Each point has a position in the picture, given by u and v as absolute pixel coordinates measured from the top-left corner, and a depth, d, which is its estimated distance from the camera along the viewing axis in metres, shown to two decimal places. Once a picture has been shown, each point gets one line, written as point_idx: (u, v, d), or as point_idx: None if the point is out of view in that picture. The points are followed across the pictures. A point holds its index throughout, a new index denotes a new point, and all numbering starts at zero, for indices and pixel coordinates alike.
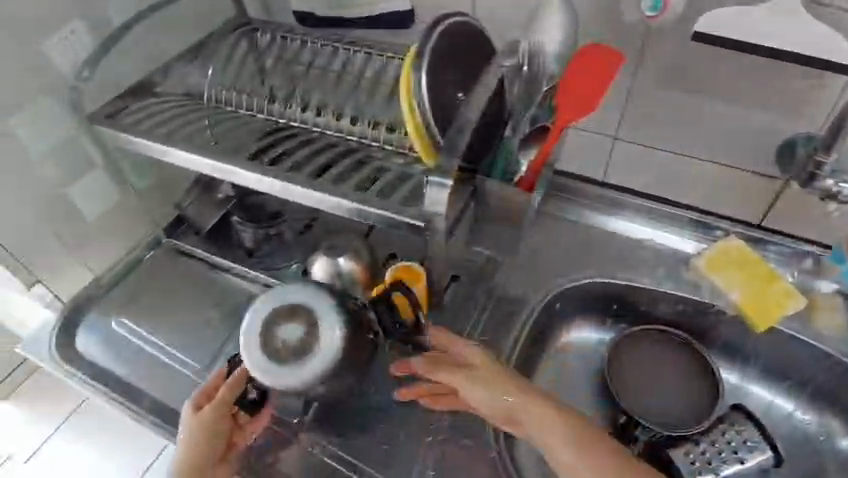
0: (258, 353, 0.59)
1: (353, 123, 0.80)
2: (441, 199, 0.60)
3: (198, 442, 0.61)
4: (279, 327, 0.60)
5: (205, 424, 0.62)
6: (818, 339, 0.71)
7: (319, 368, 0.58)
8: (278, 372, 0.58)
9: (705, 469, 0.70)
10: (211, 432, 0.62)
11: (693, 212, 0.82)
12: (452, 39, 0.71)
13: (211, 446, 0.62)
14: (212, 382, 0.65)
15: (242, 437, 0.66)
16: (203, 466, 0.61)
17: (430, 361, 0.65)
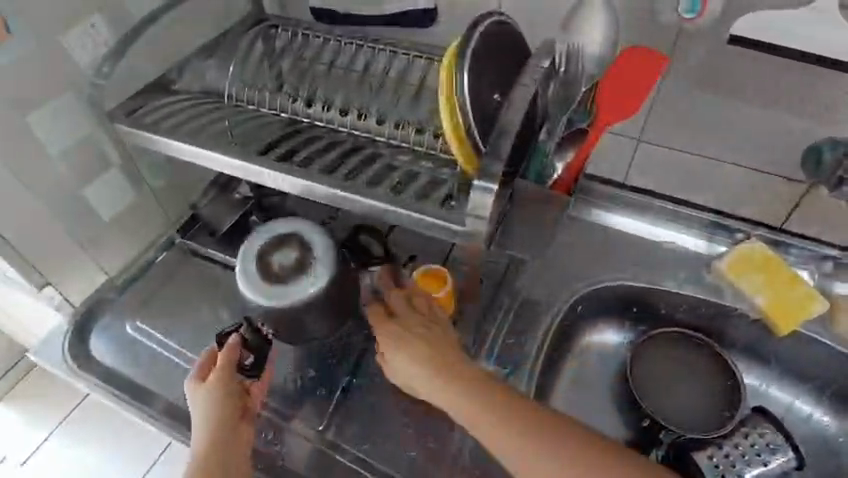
0: (256, 280, 0.59)
1: (380, 123, 0.71)
2: (486, 205, 0.49)
3: (211, 412, 0.58)
4: (272, 252, 0.60)
5: (214, 393, 0.58)
6: (840, 342, 0.71)
7: (319, 283, 0.58)
8: (283, 291, 0.58)
9: (728, 472, 0.68)
10: (220, 399, 0.58)
11: (718, 217, 0.80)
12: (501, 29, 0.57)
13: (223, 413, 0.58)
14: (205, 356, 0.61)
15: (255, 400, 0.62)
16: (225, 434, 0.57)
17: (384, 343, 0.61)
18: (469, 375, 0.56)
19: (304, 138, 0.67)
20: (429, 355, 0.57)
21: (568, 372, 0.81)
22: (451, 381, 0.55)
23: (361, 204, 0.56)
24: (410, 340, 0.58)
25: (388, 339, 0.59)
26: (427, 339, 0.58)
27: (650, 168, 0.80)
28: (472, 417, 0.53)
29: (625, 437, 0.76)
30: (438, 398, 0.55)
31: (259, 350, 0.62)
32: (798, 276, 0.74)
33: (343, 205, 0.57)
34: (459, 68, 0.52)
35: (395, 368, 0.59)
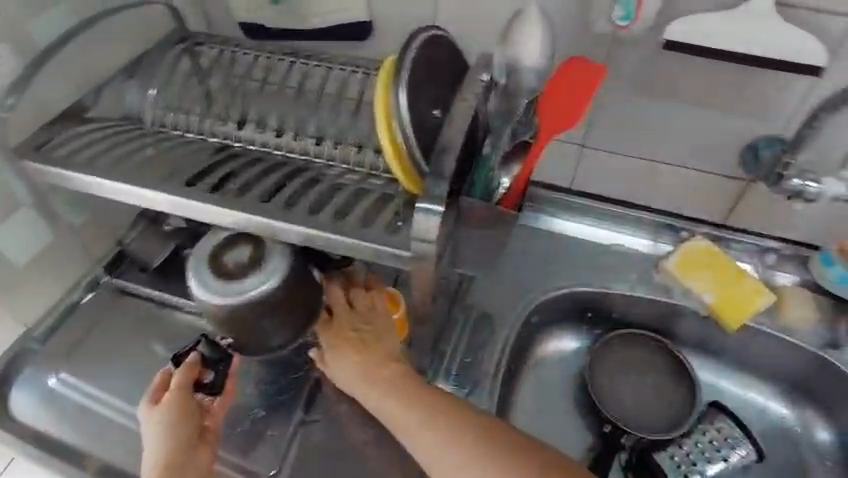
0: (205, 282, 0.53)
1: (319, 145, 0.67)
2: (431, 228, 0.47)
3: (168, 432, 0.57)
4: (225, 253, 0.55)
5: (171, 413, 0.57)
6: (787, 333, 0.73)
7: (274, 278, 0.53)
8: (235, 288, 0.52)
9: (691, 471, 0.69)
10: (178, 418, 0.57)
11: (664, 217, 0.80)
12: (437, 43, 0.55)
13: (181, 432, 0.57)
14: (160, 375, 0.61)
15: (213, 419, 0.61)
16: (184, 454, 0.57)
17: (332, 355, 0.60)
18: (414, 388, 0.56)
19: (238, 163, 0.63)
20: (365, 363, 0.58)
21: (529, 384, 0.80)
22: (390, 392, 0.57)
23: (300, 233, 0.52)
24: (349, 344, 0.59)
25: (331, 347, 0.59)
26: (365, 345, 0.59)
27: (595, 173, 0.80)
28: (417, 434, 0.54)
29: (590, 444, 0.76)
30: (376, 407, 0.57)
31: (219, 366, 0.62)
32: (744, 272, 0.75)
33: (281, 235, 0.53)
34: (397, 83, 0.50)
35: (334, 372, 0.60)
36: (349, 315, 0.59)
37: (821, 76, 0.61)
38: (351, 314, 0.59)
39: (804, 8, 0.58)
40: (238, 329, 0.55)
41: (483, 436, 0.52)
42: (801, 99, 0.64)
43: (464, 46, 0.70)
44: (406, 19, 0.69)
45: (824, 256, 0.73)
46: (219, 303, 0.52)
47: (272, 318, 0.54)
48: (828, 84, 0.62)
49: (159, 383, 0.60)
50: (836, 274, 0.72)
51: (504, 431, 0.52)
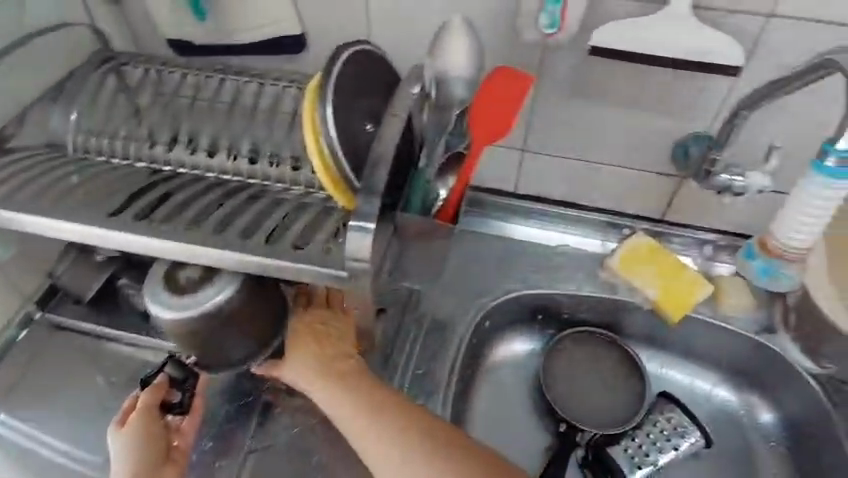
0: (162, 298, 0.54)
1: (253, 163, 0.66)
2: (365, 246, 0.47)
3: (132, 454, 0.58)
4: (179, 271, 0.56)
5: (136, 434, 0.59)
6: (728, 322, 0.75)
7: (229, 289, 0.54)
8: (190, 301, 0.53)
9: (644, 462, 0.72)
10: (142, 440, 0.59)
11: (605, 215, 0.83)
12: (365, 57, 0.54)
13: (146, 454, 0.59)
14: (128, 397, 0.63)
15: (182, 438, 0.63)
16: (151, 475, 0.59)
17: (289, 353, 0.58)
18: (378, 390, 0.56)
19: (170, 186, 0.61)
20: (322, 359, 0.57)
21: (485, 388, 0.81)
22: (344, 389, 0.56)
23: (233, 258, 0.51)
24: (313, 338, 0.58)
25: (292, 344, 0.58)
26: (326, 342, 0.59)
27: (537, 176, 0.82)
28: (372, 435, 0.53)
29: (546, 444, 0.77)
30: (329, 405, 0.56)
31: (185, 386, 0.64)
32: (683, 265, 0.77)
33: (213, 262, 0.52)
34: (323, 100, 0.49)
35: (288, 370, 0.58)
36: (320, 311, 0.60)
37: (740, 74, 0.63)
38: (324, 311, 0.60)
39: (723, 11, 0.60)
40: (202, 344, 0.55)
41: (448, 441, 0.52)
42: (725, 98, 0.67)
43: (398, 58, 0.70)
44: (339, 32, 0.69)
45: (747, 248, 0.73)
46: (175, 317, 0.53)
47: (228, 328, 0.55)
48: (748, 81, 0.65)
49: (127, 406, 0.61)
50: (758, 266, 0.72)
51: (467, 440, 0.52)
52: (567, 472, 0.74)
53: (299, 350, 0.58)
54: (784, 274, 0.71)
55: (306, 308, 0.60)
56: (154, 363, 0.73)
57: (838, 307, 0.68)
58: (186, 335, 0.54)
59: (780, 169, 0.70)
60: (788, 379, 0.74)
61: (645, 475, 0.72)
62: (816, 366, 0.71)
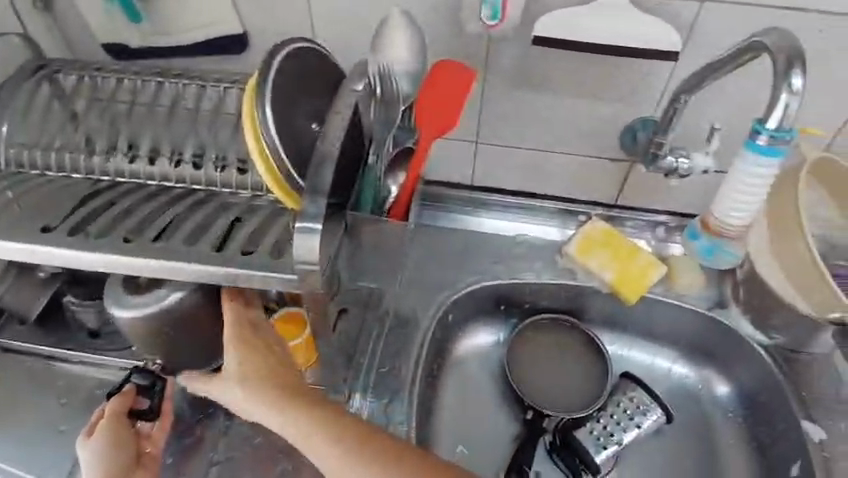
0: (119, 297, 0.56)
1: (196, 168, 0.64)
2: (314, 248, 0.46)
3: (100, 462, 0.58)
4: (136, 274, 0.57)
5: (104, 442, 0.59)
6: (681, 299, 0.77)
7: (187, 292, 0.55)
8: (154, 298, 0.55)
9: (609, 442, 0.74)
10: (111, 448, 0.59)
11: (561, 203, 0.84)
12: (305, 55, 0.53)
13: (115, 461, 0.59)
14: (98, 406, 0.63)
15: (153, 444, 0.63)
16: None
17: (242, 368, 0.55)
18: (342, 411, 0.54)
19: (111, 196, 0.60)
20: (274, 383, 0.55)
21: (451, 382, 0.81)
22: (304, 411, 0.53)
23: (176, 267, 0.50)
24: (265, 361, 0.55)
25: (245, 359, 0.55)
26: (278, 365, 0.56)
27: (491, 168, 0.82)
28: (335, 461, 0.51)
29: (513, 432, 0.78)
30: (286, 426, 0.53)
31: (153, 392, 0.63)
32: (638, 247, 0.78)
33: (157, 272, 0.51)
34: (262, 101, 0.49)
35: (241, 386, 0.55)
36: (268, 331, 0.57)
37: (678, 58, 0.65)
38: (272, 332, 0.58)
39: None
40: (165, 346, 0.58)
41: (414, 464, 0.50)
42: (667, 82, 0.68)
43: (343, 54, 0.69)
44: (280, 29, 0.67)
45: (690, 229, 0.74)
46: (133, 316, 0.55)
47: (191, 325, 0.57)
48: (686, 65, 0.66)
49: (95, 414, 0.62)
50: (701, 246, 0.73)
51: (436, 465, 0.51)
52: (535, 457, 0.75)
53: (253, 366, 0.55)
54: (727, 251, 0.72)
55: (252, 329, 0.56)
56: (108, 380, 0.70)
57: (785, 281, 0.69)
58: (145, 331, 0.56)
59: (721, 149, 0.72)
60: (740, 352, 0.76)
61: (611, 454, 0.74)
62: (766, 338, 0.74)
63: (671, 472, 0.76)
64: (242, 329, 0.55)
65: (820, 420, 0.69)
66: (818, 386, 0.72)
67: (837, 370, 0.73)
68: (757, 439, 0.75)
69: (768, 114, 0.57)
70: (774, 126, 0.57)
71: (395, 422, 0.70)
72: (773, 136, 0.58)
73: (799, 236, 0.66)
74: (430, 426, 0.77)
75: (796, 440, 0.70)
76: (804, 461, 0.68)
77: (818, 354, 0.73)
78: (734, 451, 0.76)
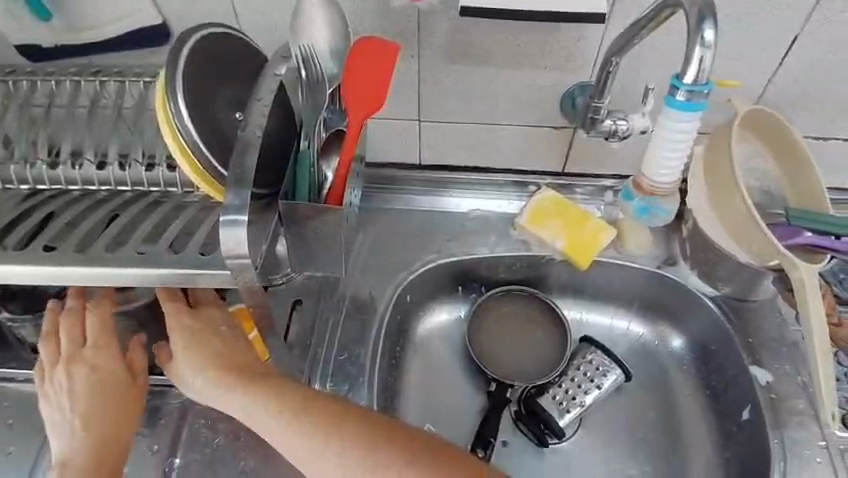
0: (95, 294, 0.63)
1: (122, 169, 0.61)
2: (241, 239, 0.45)
3: (109, 406, 0.58)
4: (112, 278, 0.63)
5: (123, 386, 0.59)
6: (632, 259, 0.79)
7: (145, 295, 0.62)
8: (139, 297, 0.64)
9: (572, 406, 0.75)
10: (123, 395, 0.59)
11: (511, 175, 0.84)
12: (217, 45, 0.52)
13: (124, 404, 0.58)
14: (101, 341, 0.58)
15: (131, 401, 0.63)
16: (116, 427, 0.58)
17: (190, 350, 0.56)
18: (293, 388, 0.54)
19: (30, 205, 0.57)
20: (222, 367, 0.55)
21: (414, 362, 0.81)
22: (255, 390, 0.53)
23: (94, 274, 0.49)
24: (208, 343, 0.56)
25: (185, 344, 0.56)
26: (228, 345, 0.57)
27: (438, 146, 0.81)
28: (290, 441, 0.51)
29: (480, 405, 0.79)
30: (239, 408, 0.53)
31: None
32: (587, 214, 0.79)
33: (75, 280, 0.49)
34: (171, 94, 0.48)
35: (187, 379, 0.56)
36: (211, 315, 0.58)
37: (607, 21, 0.65)
38: (213, 311, 0.58)
39: None
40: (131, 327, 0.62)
41: (371, 426, 0.50)
42: (600, 46, 0.68)
43: (269, 40, 0.66)
44: (200, 16, 0.64)
45: (624, 190, 0.73)
46: None
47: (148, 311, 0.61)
48: (616, 27, 0.66)
49: (112, 355, 0.59)
50: (636, 206, 0.72)
51: (394, 427, 0.51)
52: (501, 427, 0.76)
53: (201, 350, 0.56)
54: (660, 208, 0.72)
55: (191, 313, 0.58)
56: None
57: (711, 218, 0.71)
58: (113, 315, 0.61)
59: (658, 109, 0.73)
60: (690, 303, 0.78)
61: (574, 417, 0.75)
62: (714, 289, 0.76)
63: (633, 428, 0.77)
64: (181, 312, 0.57)
65: (767, 364, 0.71)
66: (764, 330, 0.74)
67: (780, 313, 0.75)
68: (711, 387, 0.76)
69: (685, 71, 0.57)
70: (690, 82, 0.58)
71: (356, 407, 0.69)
72: (690, 91, 0.58)
73: (730, 176, 0.67)
74: (395, 407, 0.77)
75: (744, 384, 0.72)
76: (753, 404, 0.70)
77: (762, 301, 0.75)
78: (691, 401, 0.77)
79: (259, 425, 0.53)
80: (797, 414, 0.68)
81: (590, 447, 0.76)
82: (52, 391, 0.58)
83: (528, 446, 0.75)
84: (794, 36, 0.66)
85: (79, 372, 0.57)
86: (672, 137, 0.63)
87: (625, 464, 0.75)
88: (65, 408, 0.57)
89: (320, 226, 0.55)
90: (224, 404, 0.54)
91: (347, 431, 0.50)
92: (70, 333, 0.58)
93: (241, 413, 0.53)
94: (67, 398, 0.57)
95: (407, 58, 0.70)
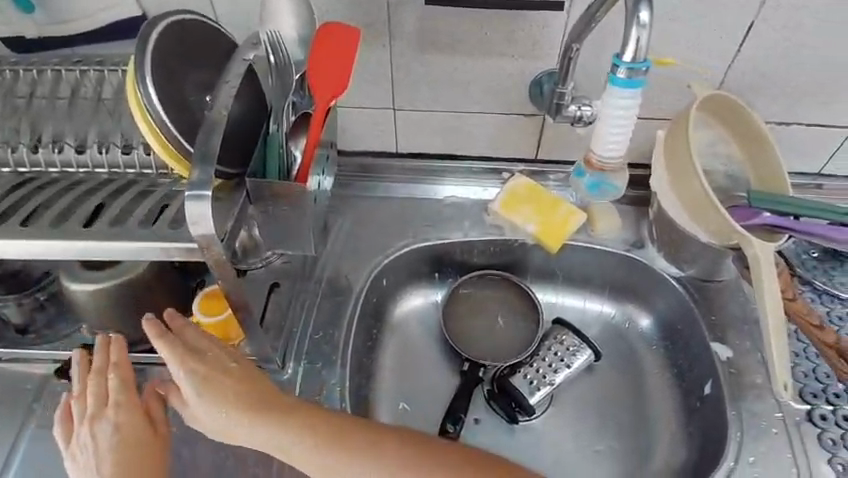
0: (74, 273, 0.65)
1: (101, 153, 0.64)
2: (203, 212, 0.47)
3: (136, 461, 0.54)
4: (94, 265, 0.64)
5: (150, 440, 0.56)
6: (601, 242, 0.81)
7: (121, 276, 0.63)
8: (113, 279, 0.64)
9: (542, 384, 0.77)
10: (152, 448, 0.56)
11: (485, 163, 0.86)
12: (185, 32, 0.55)
13: (154, 459, 0.55)
14: (121, 397, 0.56)
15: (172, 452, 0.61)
16: None
17: (201, 392, 0.52)
18: (309, 411, 0.54)
19: (10, 187, 0.60)
20: (236, 402, 0.53)
21: (391, 344, 0.83)
22: (291, 426, 0.52)
23: (67, 248, 0.51)
24: (218, 383, 0.53)
25: (195, 389, 0.52)
26: (237, 380, 0.54)
27: (413, 134, 0.83)
28: (316, 462, 0.52)
29: (454, 385, 0.81)
30: (272, 444, 0.52)
31: None
32: (559, 199, 0.81)
33: (49, 255, 0.52)
34: (139, 78, 0.50)
35: (203, 422, 0.53)
36: (216, 352, 0.55)
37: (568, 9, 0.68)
38: (217, 349, 0.55)
39: None
40: (110, 307, 0.65)
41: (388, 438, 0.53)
42: (563, 34, 0.70)
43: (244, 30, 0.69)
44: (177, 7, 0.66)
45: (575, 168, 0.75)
46: (80, 292, 0.64)
47: (126, 292, 0.64)
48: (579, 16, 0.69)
49: (133, 411, 0.56)
50: (587, 183, 0.74)
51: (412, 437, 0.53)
52: (473, 405, 0.78)
53: (212, 391, 0.52)
54: (609, 185, 0.74)
55: (194, 354, 0.54)
56: (35, 373, 0.70)
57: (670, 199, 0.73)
58: (92, 294, 0.63)
59: None
60: (658, 283, 0.80)
61: (545, 395, 0.77)
62: (679, 271, 0.79)
63: (602, 405, 0.79)
64: (183, 357, 0.53)
65: (728, 340, 0.74)
66: (728, 309, 0.76)
67: (744, 293, 0.78)
68: (678, 366, 0.79)
69: (623, 48, 0.60)
70: (629, 59, 0.60)
71: (329, 384, 0.71)
72: (630, 68, 0.61)
73: (688, 162, 0.69)
74: (371, 387, 0.79)
75: (706, 360, 0.74)
76: (714, 378, 0.72)
77: (725, 282, 0.78)
78: (658, 379, 0.80)
79: (287, 453, 0.52)
80: (755, 387, 0.70)
81: (560, 423, 0.78)
82: (77, 453, 0.55)
83: (499, 422, 0.77)
84: (750, 23, 0.68)
85: (102, 430, 0.55)
86: (614, 114, 0.65)
87: (594, 439, 0.77)
88: (91, 468, 0.53)
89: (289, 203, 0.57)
90: (247, 441, 0.53)
91: (390, 457, 0.52)
92: (94, 392, 0.56)
93: (267, 445, 0.52)
94: (92, 458, 0.54)
95: (379, 48, 0.73)
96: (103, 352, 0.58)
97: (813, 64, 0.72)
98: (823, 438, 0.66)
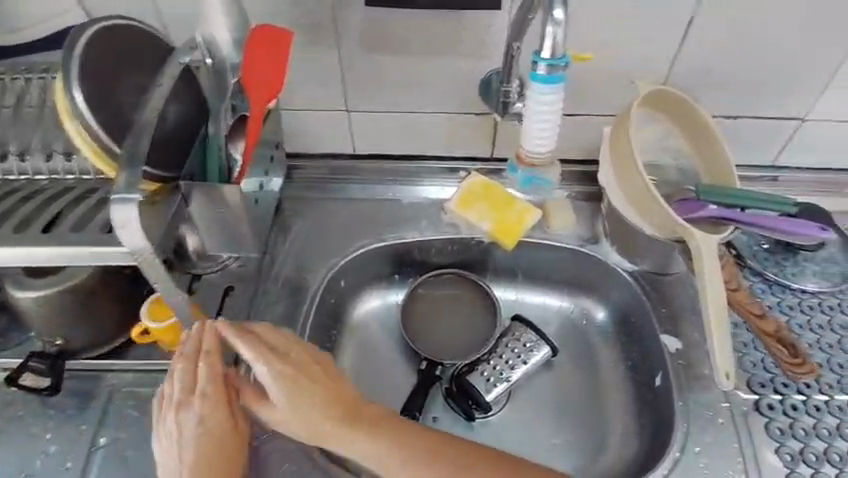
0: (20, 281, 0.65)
1: (45, 161, 0.64)
2: (130, 216, 0.47)
3: (217, 451, 0.55)
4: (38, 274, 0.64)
5: (232, 432, 0.57)
6: (556, 238, 0.82)
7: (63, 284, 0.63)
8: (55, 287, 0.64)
9: (499, 381, 0.78)
10: (233, 439, 0.57)
11: (441, 162, 0.87)
12: (118, 38, 0.55)
13: (233, 452, 0.56)
14: (210, 388, 0.56)
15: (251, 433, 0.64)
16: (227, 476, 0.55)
17: (292, 395, 0.56)
18: (401, 425, 0.60)
19: None
20: (332, 411, 0.57)
21: (350, 345, 0.84)
22: (387, 437, 0.58)
23: None
24: (310, 391, 0.57)
25: (289, 391, 0.56)
26: (328, 389, 0.58)
27: (368, 135, 0.83)
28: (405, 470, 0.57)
29: (412, 383, 0.81)
30: (366, 453, 0.58)
31: (51, 371, 0.67)
32: (514, 198, 0.81)
33: None
34: (67, 84, 0.51)
35: (290, 425, 0.57)
36: (305, 359, 0.59)
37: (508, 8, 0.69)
38: (306, 355, 0.59)
39: None
40: (55, 314, 0.64)
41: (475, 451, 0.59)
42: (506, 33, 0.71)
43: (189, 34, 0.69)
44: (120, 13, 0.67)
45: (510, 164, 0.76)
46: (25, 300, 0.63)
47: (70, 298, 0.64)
48: None
49: (219, 402, 0.56)
50: (521, 178, 0.76)
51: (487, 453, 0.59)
52: (431, 403, 0.79)
53: (305, 395, 0.57)
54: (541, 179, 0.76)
55: (285, 359, 0.57)
56: None
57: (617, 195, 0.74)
58: (36, 301, 0.63)
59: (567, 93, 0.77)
60: (612, 278, 0.81)
61: (502, 391, 0.78)
62: (632, 265, 0.80)
63: (560, 400, 0.80)
64: (275, 361, 0.57)
65: (677, 332, 0.75)
66: (678, 301, 0.78)
67: (694, 285, 0.79)
68: (632, 359, 0.79)
69: (541, 45, 0.62)
70: (548, 55, 0.62)
71: None
72: (550, 64, 0.62)
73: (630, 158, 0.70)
74: None
75: (657, 352, 0.75)
76: (665, 370, 0.73)
77: (676, 274, 0.79)
78: (614, 372, 0.80)
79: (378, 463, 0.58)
80: (703, 378, 0.71)
81: (517, 419, 0.78)
82: (162, 435, 0.55)
83: (456, 420, 0.78)
84: (689, 19, 0.70)
85: (187, 419, 0.55)
86: (538, 109, 0.66)
87: (551, 434, 0.77)
88: (175, 454, 0.54)
89: (228, 205, 0.57)
90: (340, 448, 0.58)
91: (452, 460, 0.58)
92: (184, 377, 0.56)
93: (358, 453, 0.58)
94: (177, 445, 0.54)
95: (328, 50, 0.73)
96: (194, 338, 0.57)
97: (754, 59, 0.74)
98: (770, 427, 0.67)
